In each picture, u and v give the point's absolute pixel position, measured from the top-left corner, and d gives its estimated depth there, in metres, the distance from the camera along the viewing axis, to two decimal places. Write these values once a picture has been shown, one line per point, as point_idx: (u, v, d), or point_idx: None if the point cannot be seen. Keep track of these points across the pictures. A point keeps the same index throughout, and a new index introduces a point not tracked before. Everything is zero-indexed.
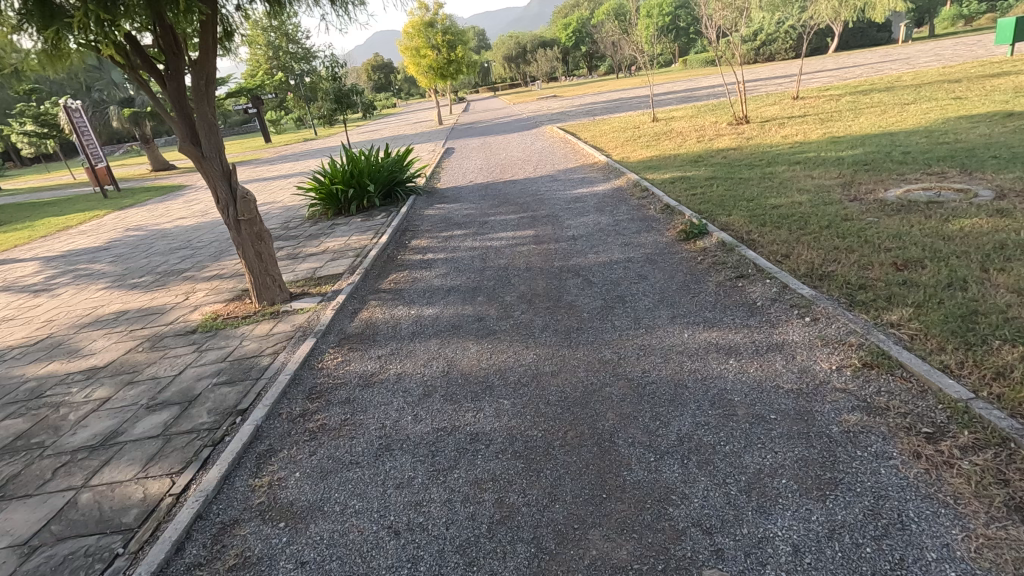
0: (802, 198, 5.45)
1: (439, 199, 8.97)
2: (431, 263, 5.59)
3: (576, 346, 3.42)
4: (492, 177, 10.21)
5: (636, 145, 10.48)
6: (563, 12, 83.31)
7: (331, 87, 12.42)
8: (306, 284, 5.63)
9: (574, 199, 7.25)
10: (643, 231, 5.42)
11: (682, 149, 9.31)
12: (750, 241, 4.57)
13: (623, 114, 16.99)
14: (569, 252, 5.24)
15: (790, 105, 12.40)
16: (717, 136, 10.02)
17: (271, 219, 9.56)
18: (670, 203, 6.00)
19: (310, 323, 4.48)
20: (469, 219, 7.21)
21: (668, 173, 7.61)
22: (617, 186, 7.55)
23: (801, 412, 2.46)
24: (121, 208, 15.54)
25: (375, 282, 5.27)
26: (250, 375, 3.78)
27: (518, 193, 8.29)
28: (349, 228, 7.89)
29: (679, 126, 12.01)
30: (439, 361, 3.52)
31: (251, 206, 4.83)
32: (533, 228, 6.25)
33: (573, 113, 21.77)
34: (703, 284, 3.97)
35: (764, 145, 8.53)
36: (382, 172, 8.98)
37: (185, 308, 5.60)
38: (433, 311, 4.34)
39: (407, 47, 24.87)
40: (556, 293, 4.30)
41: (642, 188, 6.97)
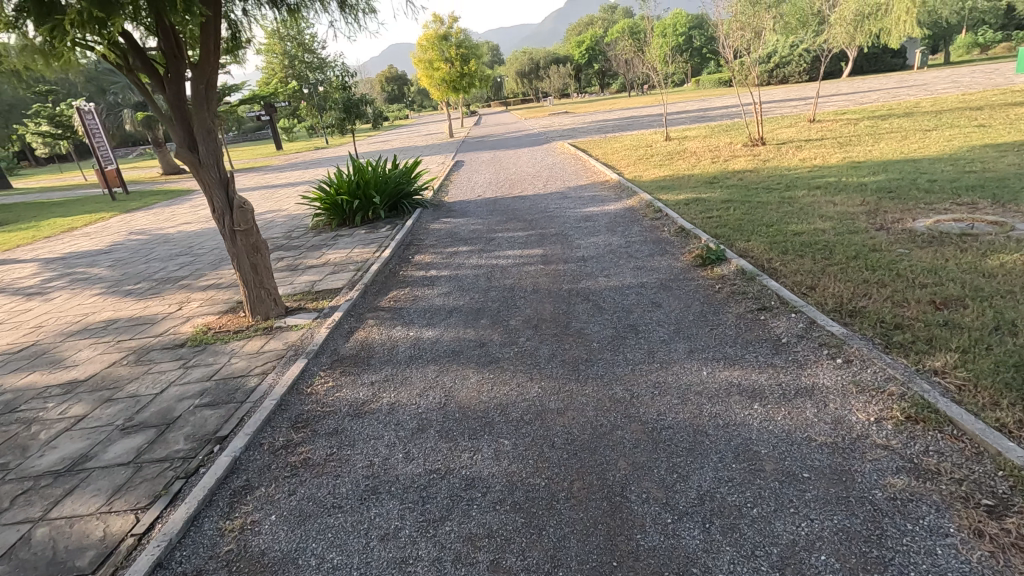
0: (825, 225, 5.20)
1: (446, 213, 8.77)
2: (434, 280, 5.36)
3: (585, 380, 3.16)
4: (501, 192, 10.02)
5: (648, 164, 10.28)
6: (577, 31, 84.16)
7: (340, 96, 12.30)
8: (303, 299, 5.41)
9: (584, 218, 7.03)
10: (657, 255, 5.17)
11: (696, 169, 9.10)
12: (772, 269, 4.31)
13: (636, 132, 16.84)
14: (578, 274, 5.00)
15: (807, 128, 12.18)
16: (732, 157, 9.80)
17: (275, 228, 9.39)
18: (685, 225, 5.76)
19: (303, 342, 4.24)
20: (475, 235, 6.99)
21: (682, 194, 7.39)
22: (629, 206, 7.32)
23: (839, 473, 2.18)
24: (129, 211, 15.50)
25: (374, 299, 5.04)
26: (234, 398, 3.54)
27: (527, 209, 8.07)
28: (352, 240, 7.68)
29: (693, 146, 11.82)
30: (437, 391, 3.27)
31: (248, 216, 4.63)
32: (541, 247, 6.02)
33: (584, 129, 21.67)
34: (722, 315, 3.71)
35: (781, 168, 8.30)
36: (389, 183, 8.80)
37: (177, 319, 5.38)
38: (433, 334, 4.10)
39: (421, 59, 24.94)
40: (564, 319, 4.05)
41: (655, 209, 6.74)
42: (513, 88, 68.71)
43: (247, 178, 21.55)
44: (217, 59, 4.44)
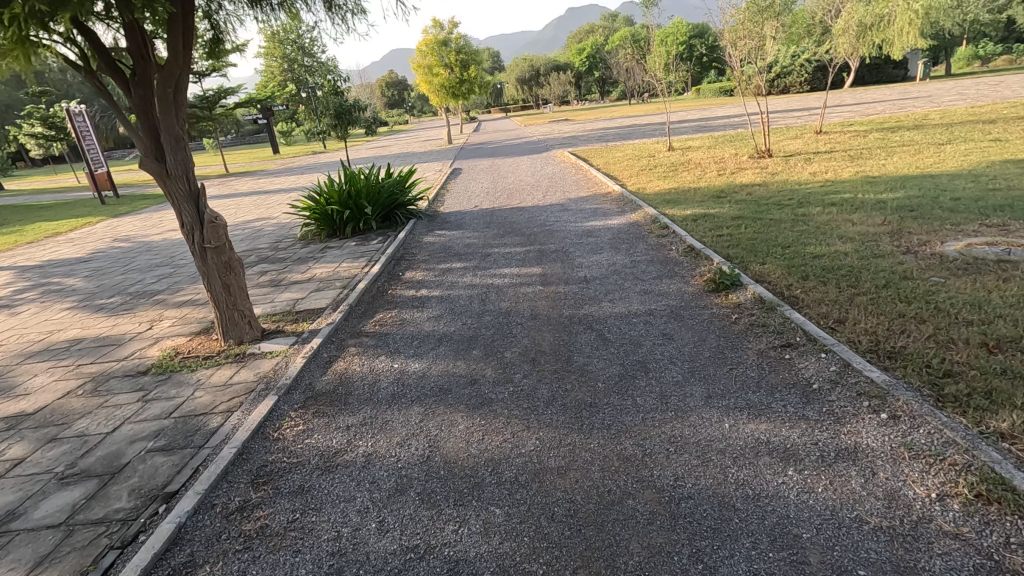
0: (846, 247, 4.83)
1: (440, 224, 8.39)
2: (424, 301, 4.97)
3: (589, 431, 2.76)
4: (498, 202, 9.64)
5: (652, 175, 9.93)
6: (577, 38, 84.59)
7: (330, 99, 11.83)
8: (282, 320, 5.00)
9: (586, 233, 6.65)
10: (664, 277, 4.79)
11: (702, 182, 8.74)
12: (793, 298, 3.94)
13: (637, 141, 16.53)
14: (580, 297, 4.61)
15: (813, 140, 11.85)
16: (738, 169, 9.46)
17: (262, 238, 8.98)
18: (694, 245, 5.39)
19: (276, 373, 3.83)
20: (470, 250, 6.61)
21: (690, 209, 7.02)
22: (632, 221, 6.95)
23: (905, 571, 1.78)
24: (117, 216, 15.09)
25: (358, 323, 4.64)
26: (192, 442, 3.12)
27: (525, 222, 7.69)
28: (341, 253, 7.28)
29: (697, 157, 11.49)
30: (420, 440, 2.87)
31: (221, 233, 4.23)
32: (540, 265, 5.63)
33: (585, 138, 21.37)
34: (742, 353, 3.32)
35: (791, 182, 7.95)
36: (382, 193, 8.42)
37: (145, 341, 4.96)
38: (419, 366, 3.69)
39: (420, 64, 24.64)
40: (565, 352, 3.66)
41: (661, 225, 6.37)
42: (513, 95, 68.59)
43: (241, 182, 21.14)
44: (190, 59, 4.10)
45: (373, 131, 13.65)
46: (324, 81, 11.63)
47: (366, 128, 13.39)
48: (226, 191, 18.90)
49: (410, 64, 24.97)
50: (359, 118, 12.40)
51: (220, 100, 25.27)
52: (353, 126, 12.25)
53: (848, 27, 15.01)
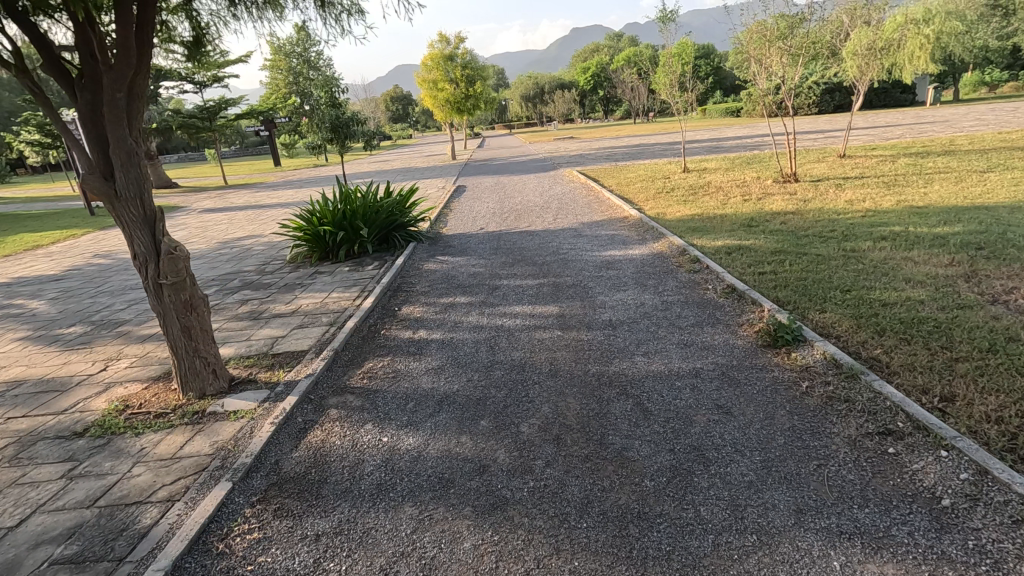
0: (918, 292, 4.13)
1: (443, 248, 7.69)
2: (423, 348, 4.24)
3: (642, 563, 2.02)
4: (506, 225, 8.96)
5: (670, 199, 9.28)
6: (581, 57, 85.17)
7: (328, 112, 11.13)
8: (256, 366, 4.25)
9: (605, 265, 5.96)
10: (706, 326, 4.07)
11: (729, 209, 8.05)
12: (874, 360, 3.22)
13: (648, 161, 15.96)
14: (607, 348, 3.89)
15: (838, 164, 11.22)
16: (764, 194, 8.81)
17: (249, 259, 8.27)
18: (735, 285, 4.69)
19: (236, 445, 3.08)
20: (476, 281, 5.90)
21: (720, 239, 6.33)
22: (657, 251, 6.25)
23: None
24: (104, 228, 14.44)
25: (343, 374, 3.90)
26: (110, 552, 2.36)
27: (536, 249, 6.99)
28: (332, 280, 6.58)
29: (716, 180, 10.86)
30: (411, 566, 2.12)
31: (180, 265, 3.50)
32: (557, 303, 4.92)
33: (592, 156, 20.85)
34: (828, 442, 2.59)
35: (829, 211, 7.26)
36: (380, 213, 7.74)
37: (93, 388, 4.22)
38: (414, 443, 2.95)
39: (425, 79, 24.24)
40: (596, 428, 2.93)
41: (692, 258, 5.66)
42: (518, 112, 68.65)
43: (238, 195, 20.55)
44: (149, 60, 3.47)
45: (372, 146, 13.00)
46: (322, 92, 10.96)
47: (365, 143, 12.75)
48: (221, 204, 18.26)
49: (416, 79, 24.60)
50: (359, 132, 11.70)
51: (222, 111, 24.79)
52: (352, 141, 11.55)
53: (858, 50, 14.73)
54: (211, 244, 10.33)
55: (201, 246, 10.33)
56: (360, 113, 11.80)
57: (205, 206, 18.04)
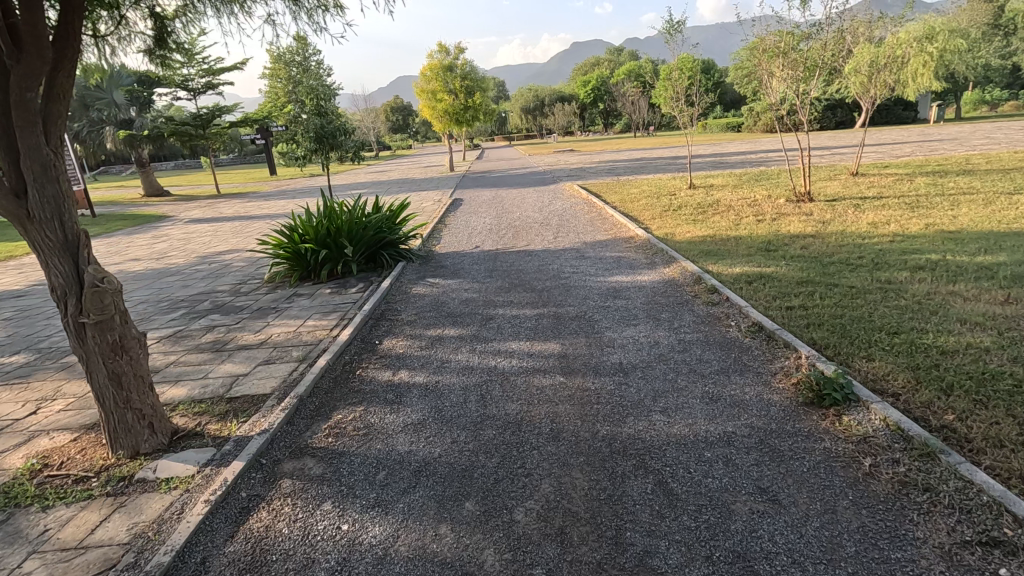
0: (981, 338, 3.55)
1: (433, 269, 7.11)
2: (403, 395, 3.64)
3: None
4: (503, 243, 8.39)
5: (679, 218, 8.73)
6: (580, 70, 85.29)
7: (313, 121, 10.57)
8: (207, 414, 3.63)
9: (612, 293, 5.39)
10: (734, 375, 3.48)
11: (743, 230, 7.50)
12: (948, 430, 2.63)
13: (652, 176, 15.47)
14: (619, 402, 3.29)
15: (852, 182, 10.72)
16: (779, 215, 8.28)
17: (226, 278, 7.66)
18: (762, 322, 4.12)
19: (159, 532, 2.46)
20: (467, 310, 5.32)
21: (739, 265, 5.75)
22: (668, 278, 5.67)
23: None
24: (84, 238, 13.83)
25: (305, 428, 3.29)
26: None
27: (535, 272, 6.43)
28: (310, 304, 5.98)
29: (725, 197, 10.34)
30: None
31: (107, 300, 2.87)
32: (559, 340, 4.33)
33: (593, 170, 20.39)
34: (916, 555, 1.98)
35: (852, 234, 6.72)
36: (367, 230, 7.17)
37: (13, 438, 3.57)
38: (380, 536, 2.34)
39: (424, 89, 23.84)
40: (609, 519, 2.33)
41: (709, 287, 5.09)
42: (517, 124, 68.51)
43: (229, 204, 19.99)
44: (75, 54, 2.93)
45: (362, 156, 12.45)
46: (308, 99, 10.40)
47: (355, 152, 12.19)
48: (210, 214, 17.67)
49: (414, 89, 24.19)
50: (345, 143, 11.16)
51: (216, 118, 24.31)
52: (337, 152, 11.00)
53: (869, 65, 14.27)
54: (189, 258, 9.73)
55: (178, 260, 9.72)
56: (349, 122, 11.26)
57: (193, 216, 17.46)
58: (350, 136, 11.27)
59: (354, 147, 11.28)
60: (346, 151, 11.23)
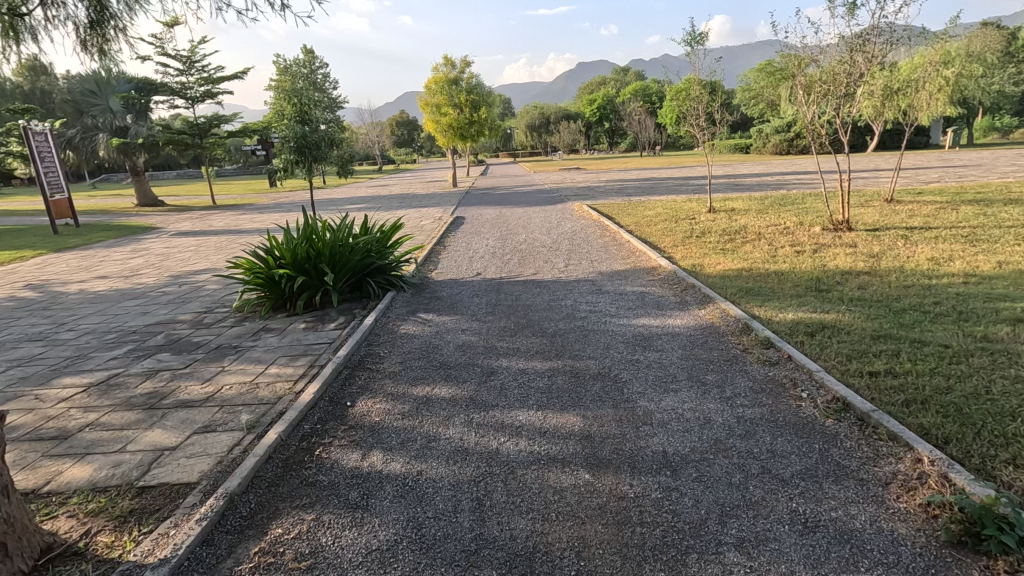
0: None
1: (427, 301, 6.19)
2: (370, 495, 2.68)
3: None
4: (507, 270, 7.49)
5: (705, 246, 7.82)
6: (587, 89, 85.30)
7: (296, 129, 9.73)
8: (103, 514, 2.66)
9: (639, 342, 4.44)
10: (828, 483, 2.52)
11: (782, 263, 6.57)
12: None
13: (664, 197, 14.63)
14: (672, 525, 2.32)
15: (890, 210, 9.83)
16: (819, 245, 7.37)
17: (191, 304, 6.72)
18: (847, 397, 3.17)
19: None
20: (463, 359, 4.37)
21: (790, 310, 4.82)
22: (706, 323, 4.74)
23: None
24: (60, 250, 12.95)
25: (225, 553, 2.32)
26: None
27: (543, 310, 5.48)
28: (277, 345, 5.02)
29: (751, 223, 9.46)
30: None
31: None
32: (579, 411, 3.38)
33: (603, 189, 19.60)
34: None
35: (914, 272, 5.78)
36: (352, 255, 6.26)
37: None
38: None
39: (428, 103, 23.21)
40: None
41: (761, 339, 4.15)
42: (523, 141, 68.27)
43: (221, 217, 19.19)
44: None
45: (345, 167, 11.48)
46: (291, 104, 9.56)
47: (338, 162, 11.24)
48: (199, 226, 16.81)
49: (418, 102, 23.55)
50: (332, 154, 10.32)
51: (213, 127, 23.61)
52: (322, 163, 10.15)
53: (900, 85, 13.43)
54: (160, 278, 8.80)
55: (148, 279, 8.81)
56: (337, 130, 10.44)
57: (181, 228, 16.63)
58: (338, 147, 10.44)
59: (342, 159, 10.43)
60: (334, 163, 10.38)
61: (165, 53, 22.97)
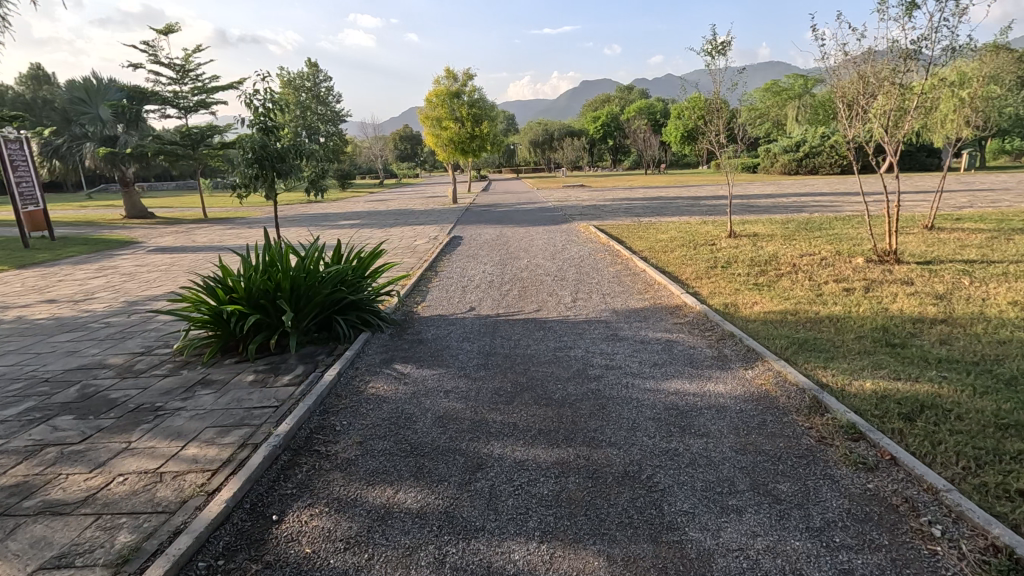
0: None
1: (408, 346, 5.10)
2: None
3: None
4: (506, 304, 6.45)
5: (735, 280, 6.76)
6: (592, 106, 85.16)
7: (251, 138, 7.43)
8: None
9: (674, 422, 3.36)
10: None
11: (831, 304, 5.57)
12: None
13: (677, 219, 13.67)
14: None
15: (935, 238, 8.81)
16: (870, 282, 6.30)
17: (128, 343, 5.64)
18: (1017, 546, 2.08)
19: None
20: (442, 442, 3.29)
21: (864, 376, 3.74)
22: (758, 393, 3.66)
23: None
24: (22, 267, 11.96)
25: None
26: None
27: (546, 364, 4.41)
28: (209, 407, 3.95)
29: (780, 251, 8.46)
30: None
31: None
32: (601, 553, 2.29)
33: (610, 208, 18.65)
34: None
35: (1004, 322, 4.70)
36: (320, 289, 5.21)
37: None
38: None
39: (428, 116, 22.38)
40: None
41: (844, 424, 3.06)
42: (526, 157, 68.07)
43: (207, 231, 18.26)
44: None
45: (320, 188, 8.44)
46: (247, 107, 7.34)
47: (311, 183, 8.28)
48: (181, 242, 15.86)
49: (418, 115, 22.71)
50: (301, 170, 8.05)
51: (206, 138, 22.68)
52: (287, 181, 7.83)
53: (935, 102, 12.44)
54: (111, 304, 7.77)
55: (98, 306, 7.77)
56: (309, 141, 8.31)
57: (161, 243, 15.67)
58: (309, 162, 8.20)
59: (313, 175, 8.21)
60: (303, 181, 8.10)
61: (157, 61, 22.38)
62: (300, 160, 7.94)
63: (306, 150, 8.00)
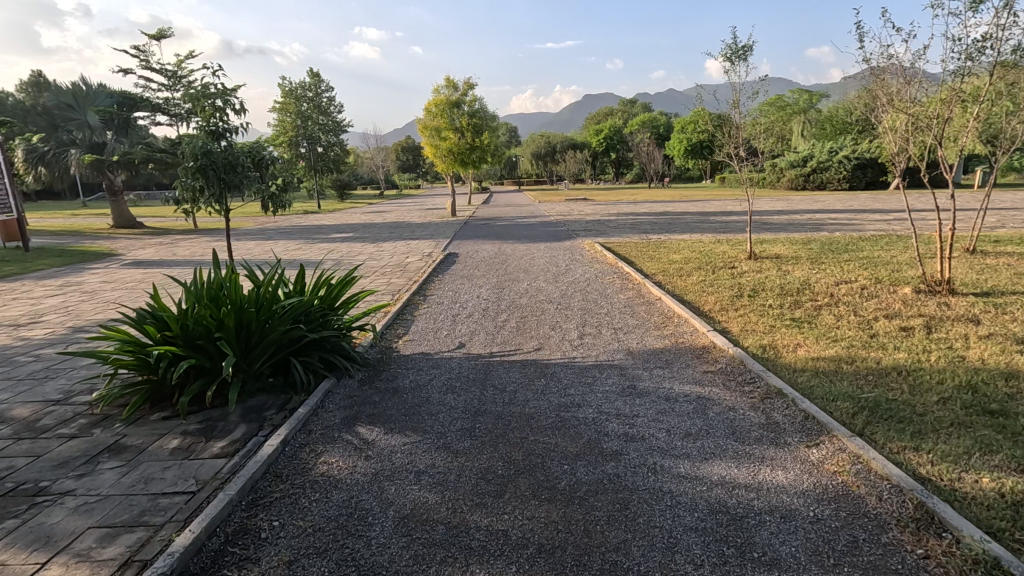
0: None
1: (378, 399, 4.15)
2: None
3: None
4: (502, 339, 5.51)
5: (768, 314, 5.80)
6: (596, 120, 84.86)
7: (196, 142, 6.55)
8: None
9: (727, 539, 2.40)
10: None
11: (892, 348, 4.62)
12: None
13: (689, 237, 12.77)
14: None
15: (984, 265, 7.87)
16: (931, 321, 5.31)
17: (47, 387, 4.68)
18: None
19: None
20: (402, 565, 2.34)
21: (976, 466, 2.79)
22: (836, 489, 2.71)
23: None
24: None
25: None
26: None
27: (549, 433, 3.45)
28: (104, 493, 2.99)
29: (812, 277, 7.53)
30: None
31: None
32: None
33: (616, 223, 17.81)
34: None
35: None
36: (274, 328, 4.27)
37: None
38: None
39: (427, 125, 21.56)
40: None
41: (980, 558, 2.11)
42: (529, 169, 67.47)
43: (191, 243, 17.38)
44: None
45: (280, 202, 7.41)
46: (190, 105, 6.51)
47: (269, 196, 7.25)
48: (162, 255, 14.95)
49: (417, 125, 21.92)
50: (259, 181, 7.12)
51: None
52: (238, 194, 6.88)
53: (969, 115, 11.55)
54: (54, 331, 6.83)
55: (38, 332, 6.82)
56: (271, 151, 7.44)
57: (140, 256, 14.76)
58: (270, 172, 7.25)
59: (274, 186, 7.23)
60: (261, 193, 7.13)
61: (149, 66, 21.70)
62: (251, 171, 6.99)
63: (259, 158, 7.05)
